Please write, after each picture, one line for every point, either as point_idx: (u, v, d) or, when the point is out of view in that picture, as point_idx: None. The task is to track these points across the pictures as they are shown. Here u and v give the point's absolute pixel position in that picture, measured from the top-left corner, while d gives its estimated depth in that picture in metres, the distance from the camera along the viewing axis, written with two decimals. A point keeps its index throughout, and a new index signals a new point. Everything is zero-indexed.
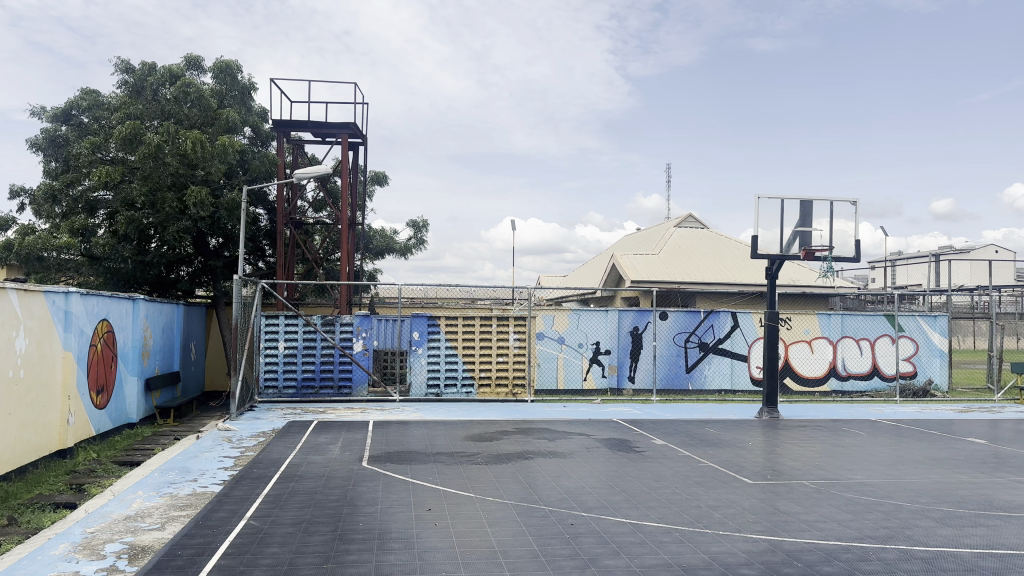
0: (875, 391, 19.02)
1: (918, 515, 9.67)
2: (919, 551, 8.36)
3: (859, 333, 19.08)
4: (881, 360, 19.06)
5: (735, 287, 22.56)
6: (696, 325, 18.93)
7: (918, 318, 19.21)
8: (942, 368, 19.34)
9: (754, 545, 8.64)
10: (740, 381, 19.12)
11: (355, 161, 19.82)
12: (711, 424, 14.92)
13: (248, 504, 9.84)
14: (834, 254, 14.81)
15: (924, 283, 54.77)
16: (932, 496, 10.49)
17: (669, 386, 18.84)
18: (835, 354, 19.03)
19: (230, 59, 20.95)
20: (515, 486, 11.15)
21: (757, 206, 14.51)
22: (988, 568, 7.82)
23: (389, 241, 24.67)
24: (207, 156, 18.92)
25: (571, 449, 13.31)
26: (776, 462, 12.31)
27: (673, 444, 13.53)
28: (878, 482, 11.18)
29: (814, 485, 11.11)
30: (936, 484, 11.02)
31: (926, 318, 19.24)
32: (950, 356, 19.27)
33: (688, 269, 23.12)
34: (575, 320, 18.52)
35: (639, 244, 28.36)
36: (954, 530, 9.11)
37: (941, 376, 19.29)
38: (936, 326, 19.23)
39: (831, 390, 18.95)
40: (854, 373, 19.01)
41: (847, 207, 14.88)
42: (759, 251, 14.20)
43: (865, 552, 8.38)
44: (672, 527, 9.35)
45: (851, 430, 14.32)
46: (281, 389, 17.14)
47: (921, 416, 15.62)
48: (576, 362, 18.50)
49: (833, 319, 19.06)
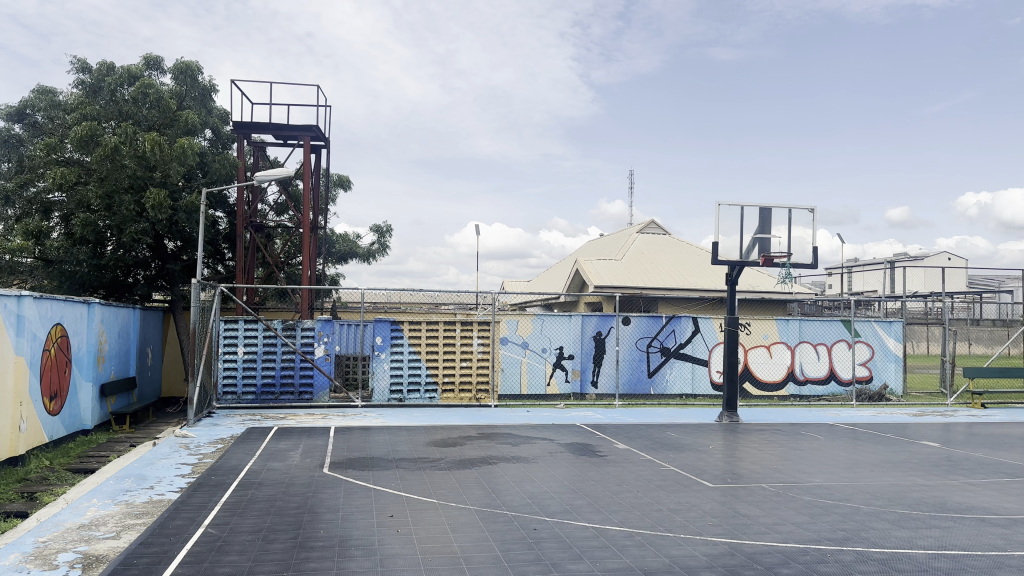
0: (832, 395, 19.38)
1: (873, 517, 9.86)
2: (875, 552, 8.52)
3: (816, 339, 19.40)
4: (837, 364, 19.42)
5: (696, 292, 22.84)
6: (659, 330, 19.12)
7: (873, 323, 19.57)
8: (897, 372, 19.72)
9: (715, 548, 8.73)
10: (701, 386, 19.28)
11: (318, 164, 19.61)
12: (673, 429, 15.05)
13: (207, 511, 9.68)
14: (792, 260, 15.04)
15: (879, 290, 55.89)
16: (887, 498, 10.71)
17: (632, 390, 18.99)
18: (793, 358, 19.32)
19: (191, 60, 20.61)
20: (478, 491, 11.13)
21: (718, 213, 14.68)
22: (940, 568, 8.01)
23: (352, 246, 24.49)
24: (165, 158, 18.56)
25: (534, 453, 13.32)
26: (736, 465, 12.46)
27: (635, 448, 13.62)
28: (834, 485, 11.38)
29: (773, 488, 11.28)
30: (890, 486, 11.25)
31: (882, 323, 19.60)
32: (904, 360, 19.64)
33: (651, 274, 23.32)
34: (538, 325, 18.59)
35: (603, 249, 28.58)
36: (908, 531, 9.30)
37: (896, 380, 19.69)
38: (891, 330, 19.52)
39: (789, 394, 19.26)
40: (811, 377, 19.34)
41: (804, 214, 15.20)
42: (719, 258, 14.37)
43: (822, 554, 8.52)
44: (634, 531, 9.41)
45: (808, 433, 14.55)
46: (240, 395, 16.91)
47: (877, 420, 15.93)
48: (540, 366, 18.53)
49: (792, 324, 19.38)
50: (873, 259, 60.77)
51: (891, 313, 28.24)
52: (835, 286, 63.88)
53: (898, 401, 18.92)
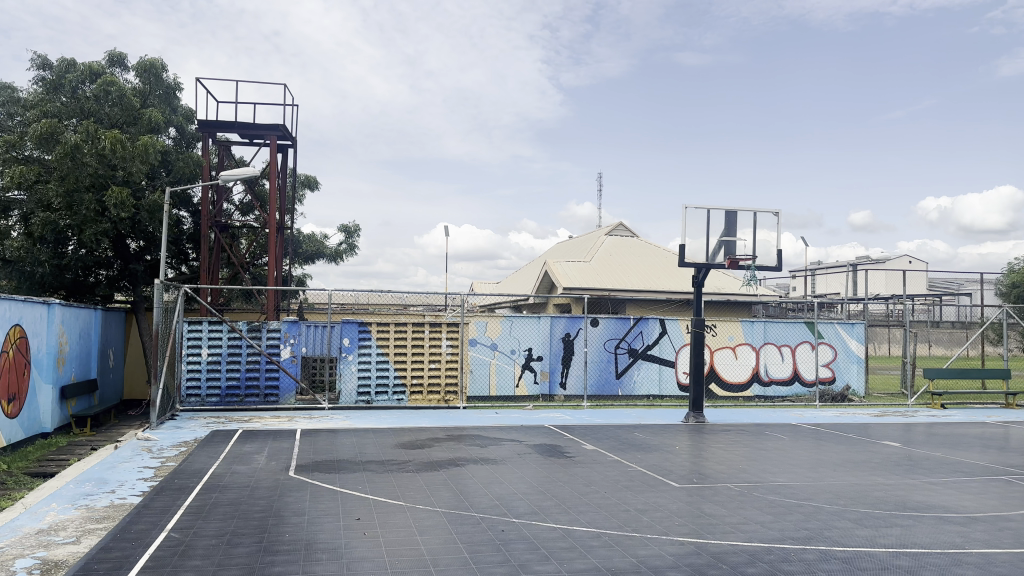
0: (796, 396, 19.66)
1: (836, 516, 10.01)
2: (837, 551, 8.65)
3: (780, 340, 19.66)
4: (801, 365, 19.69)
5: (663, 294, 23.03)
6: (627, 331, 19.24)
7: (835, 325, 19.88)
8: (859, 373, 20.05)
9: (681, 547, 8.80)
10: (669, 387, 19.41)
11: (284, 164, 19.40)
12: (640, 429, 15.15)
13: (170, 515, 9.54)
14: (757, 263, 15.22)
15: (841, 291, 56.86)
16: (850, 497, 10.88)
17: (600, 391, 19.08)
18: (758, 360, 19.57)
19: (155, 58, 20.32)
20: (446, 493, 11.10)
21: (685, 215, 14.78)
22: (901, 566, 8.15)
23: (319, 246, 24.30)
24: (127, 157, 18.20)
25: (502, 455, 13.32)
26: (703, 465, 12.58)
27: (603, 449, 13.69)
28: (798, 484, 11.54)
29: (738, 487, 11.42)
30: (852, 485, 11.43)
31: (844, 325, 19.91)
32: (866, 361, 19.98)
33: (618, 276, 23.48)
34: (508, 327, 18.60)
35: (571, 251, 28.69)
36: (870, 530, 9.45)
37: (858, 381, 20.02)
38: (854, 332, 19.84)
39: (754, 395, 19.50)
40: (775, 378, 19.60)
41: (769, 218, 15.38)
42: (686, 260, 14.47)
43: (786, 553, 8.64)
44: (602, 531, 9.45)
45: (773, 434, 14.75)
46: (204, 397, 16.68)
47: (839, 420, 16.20)
48: (509, 368, 18.55)
49: (756, 326, 19.63)
50: (836, 261, 61.84)
51: (854, 314, 28.72)
52: (799, 288, 64.86)
53: (861, 402, 19.21)
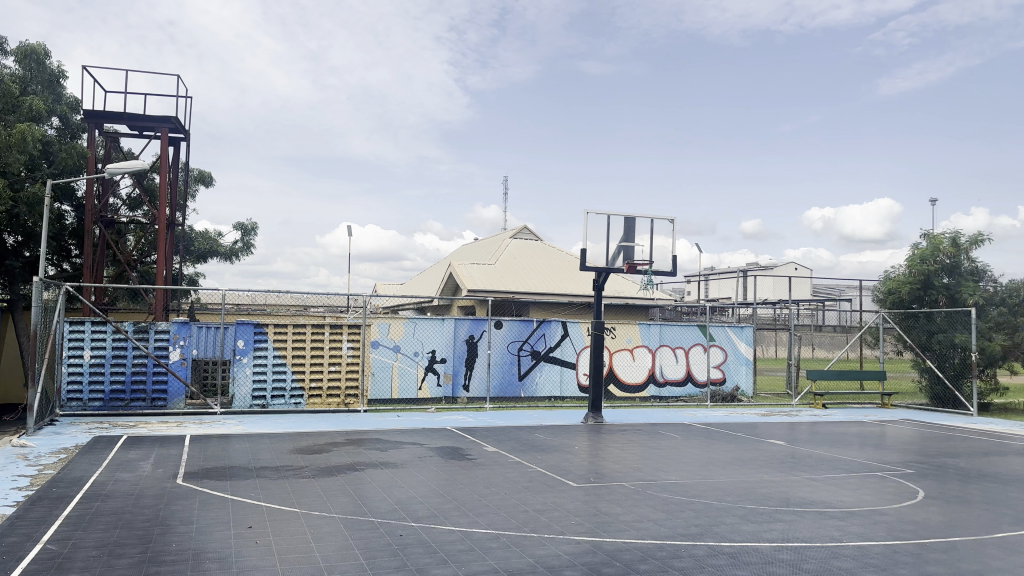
0: (689, 396, 20.33)
1: (724, 512, 10.39)
2: (725, 546, 8.96)
3: (675, 342, 20.29)
4: (694, 367, 20.38)
5: (566, 297, 23.45)
6: (529, 334, 19.44)
7: (726, 328, 20.65)
8: (748, 374, 20.92)
9: (577, 546, 8.95)
10: (569, 388, 19.79)
11: (176, 158, 18.66)
12: (541, 430, 15.34)
13: (45, 526, 9.01)
14: (654, 268, 15.66)
15: (733, 297, 59.44)
16: (737, 493, 11.31)
17: (503, 393, 19.20)
18: (654, 362, 20.15)
19: (37, 43, 19.17)
20: (343, 498, 10.93)
21: (586, 221, 15.06)
22: (785, 557, 8.50)
23: (212, 244, 23.50)
24: (3, 146, 17.10)
25: (402, 458, 13.23)
26: (600, 465, 12.83)
27: (503, 451, 13.79)
28: (688, 482, 11.94)
29: (633, 486, 11.71)
30: (740, 482, 11.90)
31: (734, 327, 20.72)
32: (754, 363, 20.85)
33: (521, 278, 23.73)
34: (410, 329, 18.49)
35: (476, 254, 28.83)
36: (755, 524, 9.84)
37: (747, 381, 20.89)
38: (742, 335, 20.65)
39: (650, 396, 20.06)
40: (670, 379, 20.23)
41: (665, 225, 15.86)
42: (587, 264, 14.73)
43: (677, 549, 8.90)
44: (500, 533, 9.50)
45: (666, 433, 15.23)
46: (87, 402, 15.83)
47: (729, 420, 16.89)
48: (412, 370, 18.45)
49: (653, 329, 20.22)
50: (734, 268, 64.32)
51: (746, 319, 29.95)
52: (695, 293, 67.33)
53: (749, 402, 20.06)
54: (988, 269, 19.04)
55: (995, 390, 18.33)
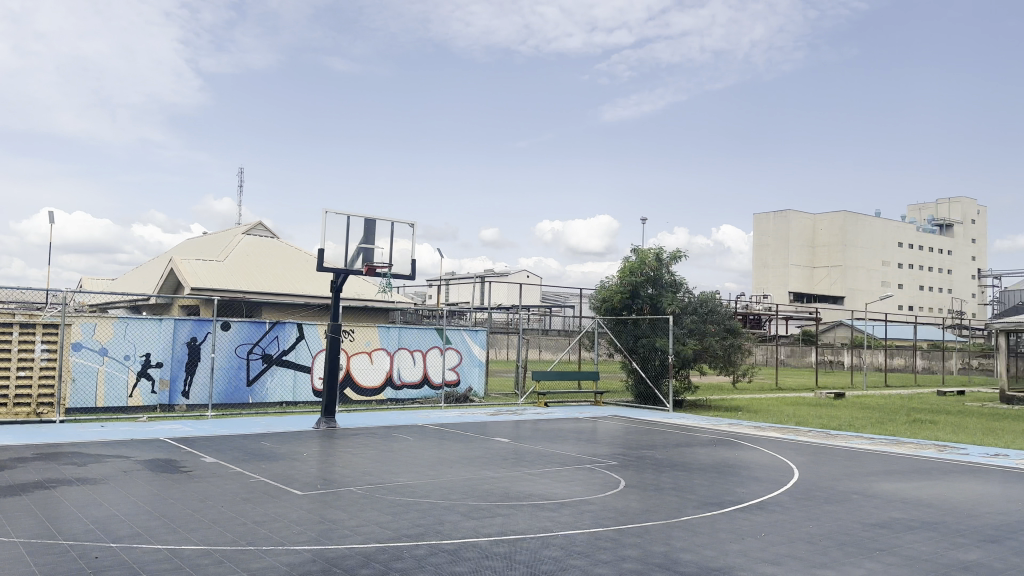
0: (424, 398, 20.77)
1: (448, 510, 10.67)
2: (445, 544, 9.19)
3: (412, 345, 20.61)
4: (430, 370, 20.88)
5: (301, 299, 22.98)
6: (261, 336, 18.59)
7: (462, 331, 21.45)
8: (480, 375, 21.87)
9: (297, 556, 8.64)
10: (302, 394, 19.17)
11: None
12: (268, 437, 14.68)
13: None
14: (393, 271, 15.73)
15: (471, 302, 62.00)
16: (462, 491, 11.69)
17: (228, 400, 18.11)
18: (391, 364, 20.27)
19: None
20: (26, 522, 9.54)
21: (324, 220, 14.72)
22: (500, 551, 8.92)
23: None
24: None
25: (105, 474, 11.89)
26: (329, 471, 12.57)
27: (226, 461, 12.97)
28: (417, 483, 12.11)
29: (361, 490, 11.61)
30: (465, 480, 12.33)
31: (469, 331, 21.60)
32: (487, 364, 21.89)
33: (252, 278, 22.62)
34: (121, 329, 16.80)
35: (203, 248, 27.02)
36: (476, 520, 10.22)
37: (480, 382, 21.80)
38: (476, 338, 21.68)
39: (386, 399, 20.14)
40: (406, 382, 20.49)
41: (405, 228, 16.03)
42: (324, 264, 14.39)
43: (399, 551, 8.96)
44: (213, 548, 8.89)
45: (399, 435, 15.36)
46: None
47: (460, 420, 17.47)
48: (121, 376, 16.74)
49: (391, 332, 20.37)
50: (477, 274, 66.88)
51: (482, 322, 31.21)
52: (437, 298, 69.13)
53: (479, 403, 21.00)
54: (684, 282, 21.47)
55: (686, 387, 20.93)
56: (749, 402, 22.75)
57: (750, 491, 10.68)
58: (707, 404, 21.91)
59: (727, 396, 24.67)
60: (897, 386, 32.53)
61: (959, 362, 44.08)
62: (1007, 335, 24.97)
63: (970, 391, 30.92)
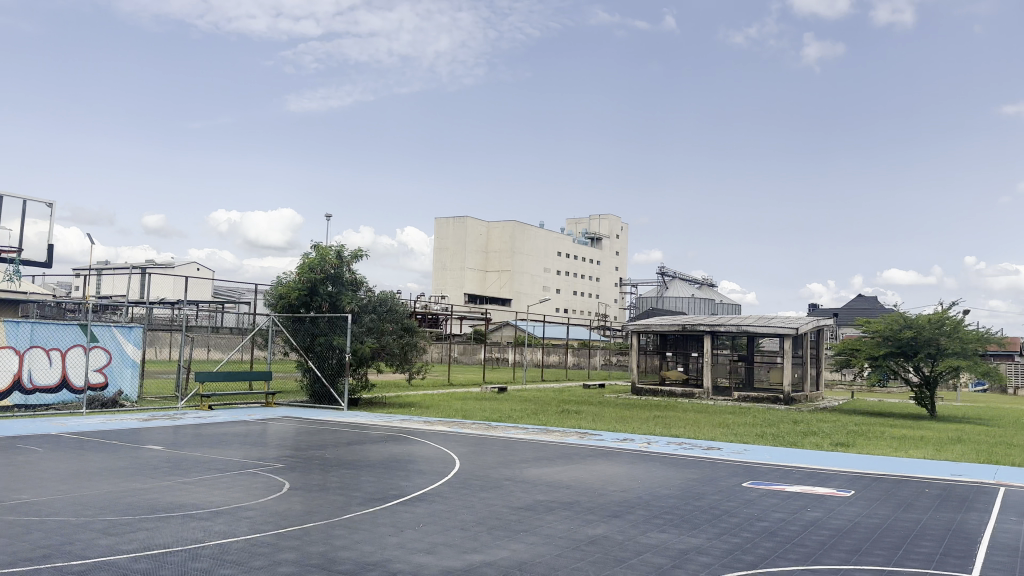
0: (62, 404, 18.29)
1: (80, 528, 9.36)
2: (73, 564, 8.02)
3: (49, 343, 18.14)
4: (71, 371, 18.55)
5: None
6: None
7: (113, 328, 19.54)
8: (133, 377, 20.14)
9: None
10: None
11: None
12: None
13: None
14: None
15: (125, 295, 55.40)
16: (101, 506, 10.37)
17: None
18: (20, 365, 17.51)
19: None
20: None
21: None
22: (141, 564, 8.01)
23: None
24: None
25: None
26: None
27: None
28: (43, 500, 10.48)
29: None
30: (106, 494, 10.96)
31: (122, 328, 19.75)
32: (141, 366, 20.23)
33: None
34: None
35: None
36: (115, 536, 9.11)
37: (131, 386, 20.09)
38: (131, 336, 19.86)
39: (11, 405, 17.30)
40: (39, 386, 17.86)
41: None
42: None
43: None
44: None
45: (25, 448, 13.22)
46: None
47: (108, 427, 15.63)
48: None
49: (21, 328, 17.66)
50: (137, 262, 60.02)
51: (140, 318, 28.25)
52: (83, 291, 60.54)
53: (132, 406, 19.19)
54: (364, 280, 21.70)
55: (361, 386, 21.25)
56: (423, 398, 23.60)
57: (413, 484, 11.00)
58: (382, 401, 22.41)
59: (402, 393, 25.44)
60: (553, 381, 36.03)
61: (600, 358, 50.01)
62: (637, 335, 28.93)
63: (609, 384, 35.32)
